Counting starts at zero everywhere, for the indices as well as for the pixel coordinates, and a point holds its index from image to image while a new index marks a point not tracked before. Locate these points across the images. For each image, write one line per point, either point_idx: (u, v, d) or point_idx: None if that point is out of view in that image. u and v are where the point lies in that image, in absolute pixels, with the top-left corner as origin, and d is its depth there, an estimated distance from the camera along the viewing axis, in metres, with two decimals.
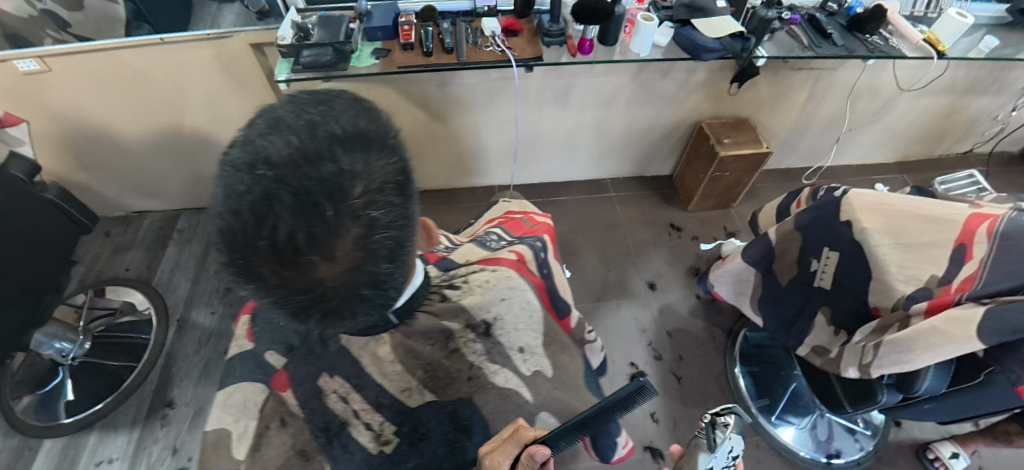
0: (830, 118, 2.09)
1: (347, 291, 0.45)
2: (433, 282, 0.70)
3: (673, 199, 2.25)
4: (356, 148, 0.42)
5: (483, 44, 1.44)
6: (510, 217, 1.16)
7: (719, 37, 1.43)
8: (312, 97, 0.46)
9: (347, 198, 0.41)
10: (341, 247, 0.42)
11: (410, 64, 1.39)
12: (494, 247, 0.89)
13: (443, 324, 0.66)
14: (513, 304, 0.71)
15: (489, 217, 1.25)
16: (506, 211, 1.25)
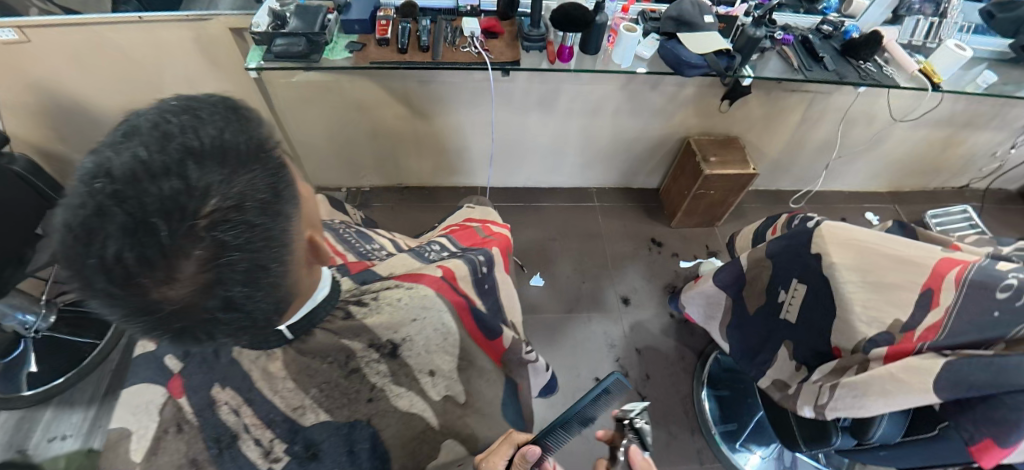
0: (822, 142, 2.05)
1: (193, 310, 0.48)
2: (342, 296, 0.70)
3: (657, 213, 2.21)
4: (210, 166, 0.44)
5: (461, 44, 1.41)
6: (466, 225, 1.12)
7: (703, 54, 1.39)
8: (179, 103, 0.47)
9: (189, 219, 0.43)
10: (183, 271, 0.44)
11: (383, 60, 1.36)
12: (431, 258, 0.87)
13: (342, 342, 0.65)
14: (424, 326, 0.70)
15: (448, 223, 1.22)
16: (467, 218, 1.21)
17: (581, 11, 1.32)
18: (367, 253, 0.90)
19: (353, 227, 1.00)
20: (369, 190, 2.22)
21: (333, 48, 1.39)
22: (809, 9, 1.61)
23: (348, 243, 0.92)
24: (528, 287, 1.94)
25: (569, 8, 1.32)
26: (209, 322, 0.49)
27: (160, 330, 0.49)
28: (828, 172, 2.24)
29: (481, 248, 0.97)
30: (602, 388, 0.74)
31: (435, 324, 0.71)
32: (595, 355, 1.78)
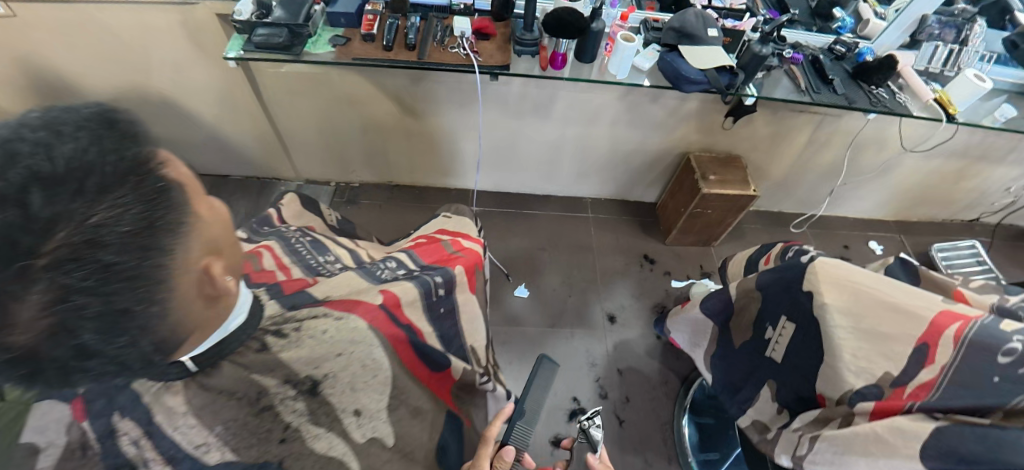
0: (829, 166, 1.96)
1: (41, 354, 0.48)
2: (261, 325, 0.67)
3: (652, 228, 2.14)
4: (56, 199, 0.44)
5: (449, 44, 1.34)
6: (435, 238, 1.06)
7: (704, 68, 1.30)
8: (42, 119, 0.48)
9: (25, 258, 0.43)
10: (17, 316, 0.45)
11: (367, 57, 1.29)
12: (382, 278, 0.82)
13: (253, 378, 0.62)
14: (350, 362, 0.69)
15: (419, 233, 1.16)
16: (440, 229, 1.15)
17: (576, 17, 1.24)
18: (316, 267, 0.84)
19: (309, 236, 0.94)
20: (358, 186, 2.16)
21: (316, 41, 1.33)
22: (823, 27, 1.55)
23: (298, 255, 0.86)
24: (512, 298, 1.88)
25: (564, 12, 1.24)
26: (62, 368, 0.50)
27: (5, 376, 0.49)
28: (834, 196, 2.16)
29: (442, 267, 0.91)
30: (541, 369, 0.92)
31: (363, 360, 0.69)
32: (576, 373, 1.72)
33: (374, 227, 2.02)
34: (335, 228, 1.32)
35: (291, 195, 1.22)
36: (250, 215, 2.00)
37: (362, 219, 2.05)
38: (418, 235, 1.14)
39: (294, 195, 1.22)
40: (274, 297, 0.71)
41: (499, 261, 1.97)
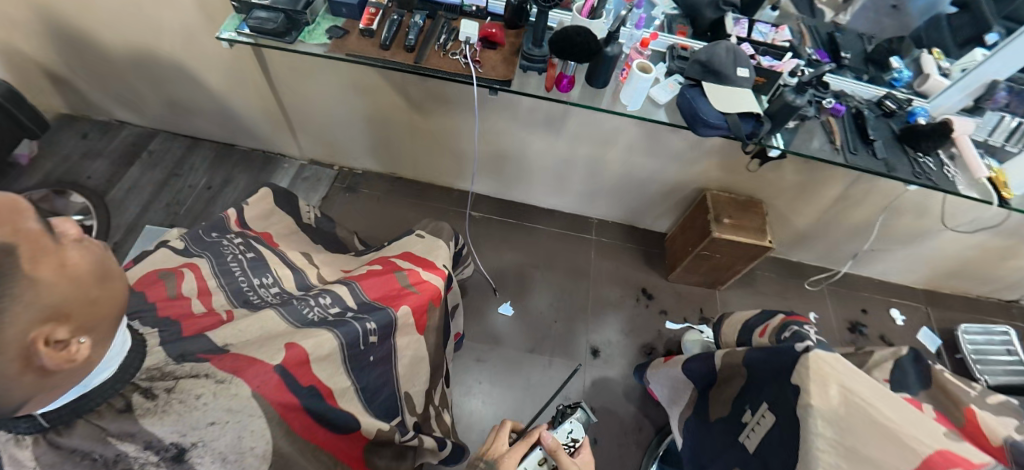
0: (858, 223, 1.80)
1: None
2: (142, 375, 0.63)
3: (656, 261, 2.01)
4: None
5: (450, 49, 1.25)
6: (393, 264, 0.98)
7: (726, 113, 1.17)
8: None
9: None
10: None
11: (362, 54, 1.21)
12: (308, 321, 0.77)
13: (112, 440, 0.57)
14: (226, 430, 0.62)
15: (383, 254, 1.08)
16: (406, 253, 1.06)
17: (587, 40, 1.13)
18: (246, 296, 0.80)
19: (253, 253, 0.89)
20: (360, 173, 2.10)
21: (311, 30, 1.24)
22: (876, 77, 1.38)
23: (230, 277, 0.81)
24: (496, 315, 1.81)
25: (575, 33, 1.13)
26: None
27: None
28: (861, 255, 1.98)
29: (383, 307, 0.84)
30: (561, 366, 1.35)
31: (240, 430, 0.63)
32: (546, 402, 1.63)
33: (368, 220, 1.95)
34: (308, 229, 1.26)
35: (263, 190, 1.17)
36: (249, 189, 1.98)
37: (358, 209, 1.99)
38: (380, 256, 1.06)
39: (266, 191, 1.17)
40: (161, 344, 0.67)
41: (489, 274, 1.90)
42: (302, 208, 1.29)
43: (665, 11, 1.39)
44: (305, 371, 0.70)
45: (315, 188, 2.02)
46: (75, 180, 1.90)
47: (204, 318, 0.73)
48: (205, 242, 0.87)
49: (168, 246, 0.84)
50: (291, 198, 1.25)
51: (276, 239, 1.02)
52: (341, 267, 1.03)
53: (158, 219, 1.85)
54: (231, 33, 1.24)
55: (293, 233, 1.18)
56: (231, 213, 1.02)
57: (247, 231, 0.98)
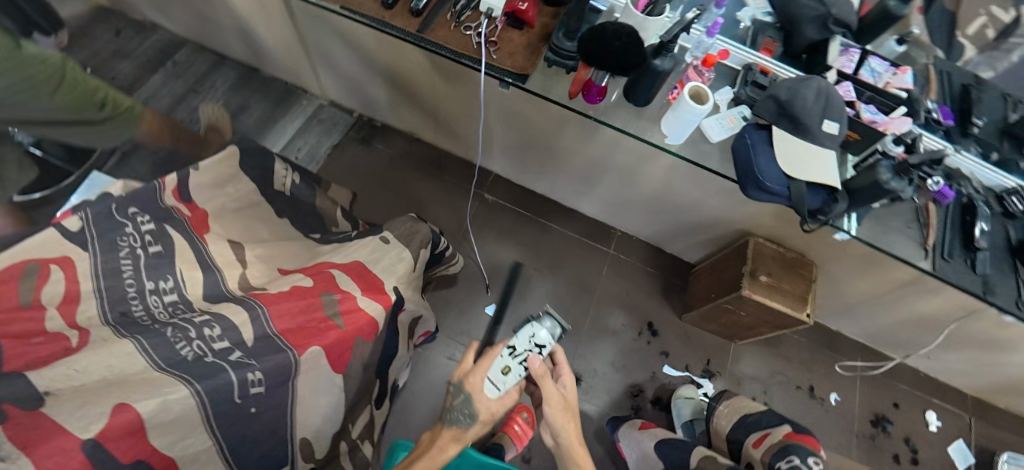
0: (924, 314, 1.49)
1: None
2: None
3: (673, 294, 1.78)
4: None
5: (465, 20, 1.03)
6: (330, 281, 0.86)
7: (791, 179, 0.89)
8: None
9: None
10: None
11: (358, 10, 1.02)
12: (176, 360, 0.69)
13: None
14: None
15: (332, 260, 0.95)
16: (354, 264, 0.94)
17: (628, 48, 0.85)
18: (121, 306, 0.72)
19: (158, 247, 0.79)
20: (379, 126, 1.93)
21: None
22: (1008, 159, 1.04)
23: (114, 278, 0.73)
24: (481, 315, 1.67)
25: (616, 33, 0.85)
26: None
27: None
28: (917, 345, 1.66)
29: (285, 348, 0.76)
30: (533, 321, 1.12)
31: None
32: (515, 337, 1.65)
33: (376, 183, 1.82)
34: (277, 199, 1.11)
35: (229, 149, 1.01)
36: (264, 121, 1.86)
37: (368, 167, 1.84)
38: (325, 263, 0.93)
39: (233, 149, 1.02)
40: None
41: (484, 267, 1.75)
42: (278, 173, 1.12)
43: (755, 17, 1.11)
44: (135, 441, 0.59)
45: (329, 134, 1.88)
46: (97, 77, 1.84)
47: (39, 345, 0.62)
48: (105, 220, 0.76)
49: (56, 225, 0.71)
50: (266, 159, 1.10)
51: (206, 226, 0.89)
52: (278, 267, 0.91)
53: None
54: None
55: (251, 205, 1.04)
56: (166, 180, 0.87)
57: (170, 213, 0.85)
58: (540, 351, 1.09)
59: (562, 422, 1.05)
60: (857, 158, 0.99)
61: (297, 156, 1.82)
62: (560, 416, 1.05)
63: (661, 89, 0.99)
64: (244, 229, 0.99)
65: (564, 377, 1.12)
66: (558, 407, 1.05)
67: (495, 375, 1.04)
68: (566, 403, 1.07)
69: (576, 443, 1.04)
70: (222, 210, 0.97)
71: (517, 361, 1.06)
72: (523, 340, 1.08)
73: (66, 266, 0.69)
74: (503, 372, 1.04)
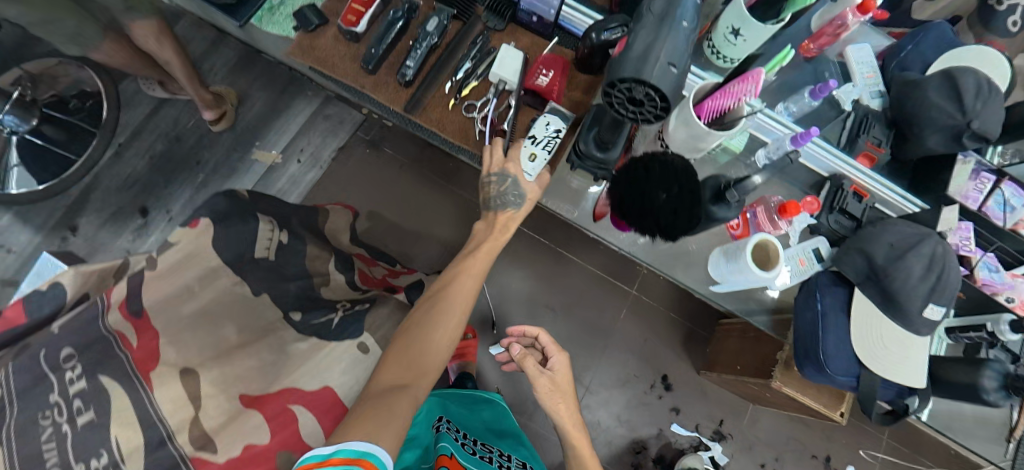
0: None
1: None
2: None
3: (695, 346, 1.63)
4: None
5: (468, 94, 0.80)
6: (292, 430, 0.81)
7: (862, 370, 0.71)
8: None
9: None
10: None
11: (334, 73, 0.81)
12: None
13: None
14: None
15: (298, 384, 0.87)
16: (325, 391, 0.89)
17: (677, 208, 0.59)
18: None
19: (90, 414, 0.69)
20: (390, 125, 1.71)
21: (270, 9, 0.84)
22: None
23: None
24: (485, 353, 1.58)
25: (661, 178, 0.60)
26: None
27: None
28: None
29: None
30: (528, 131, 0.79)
31: None
32: None
33: (382, 192, 1.66)
34: None
35: (200, 230, 0.79)
36: (266, 114, 1.67)
37: (374, 174, 1.67)
38: (292, 389, 0.86)
39: (205, 226, 0.80)
40: None
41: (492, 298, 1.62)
42: (261, 237, 0.89)
43: (860, 101, 0.84)
44: None
45: (335, 133, 1.68)
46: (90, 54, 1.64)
47: None
48: (33, 379, 0.69)
49: None
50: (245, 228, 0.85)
51: (152, 360, 0.73)
52: (240, 393, 0.81)
53: (166, 128, 1.63)
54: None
55: (230, 297, 0.84)
56: (113, 291, 0.73)
57: (112, 347, 0.72)
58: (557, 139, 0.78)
59: (552, 403, 0.94)
60: (966, 324, 0.78)
61: (299, 159, 1.66)
62: (558, 398, 0.94)
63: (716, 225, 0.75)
64: (209, 330, 0.81)
65: (552, 358, 0.98)
66: (547, 388, 0.94)
67: (524, 164, 0.78)
68: (557, 387, 0.95)
69: (573, 422, 0.94)
70: (176, 302, 0.77)
71: (541, 150, 0.78)
72: (540, 130, 0.78)
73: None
74: (532, 158, 0.78)
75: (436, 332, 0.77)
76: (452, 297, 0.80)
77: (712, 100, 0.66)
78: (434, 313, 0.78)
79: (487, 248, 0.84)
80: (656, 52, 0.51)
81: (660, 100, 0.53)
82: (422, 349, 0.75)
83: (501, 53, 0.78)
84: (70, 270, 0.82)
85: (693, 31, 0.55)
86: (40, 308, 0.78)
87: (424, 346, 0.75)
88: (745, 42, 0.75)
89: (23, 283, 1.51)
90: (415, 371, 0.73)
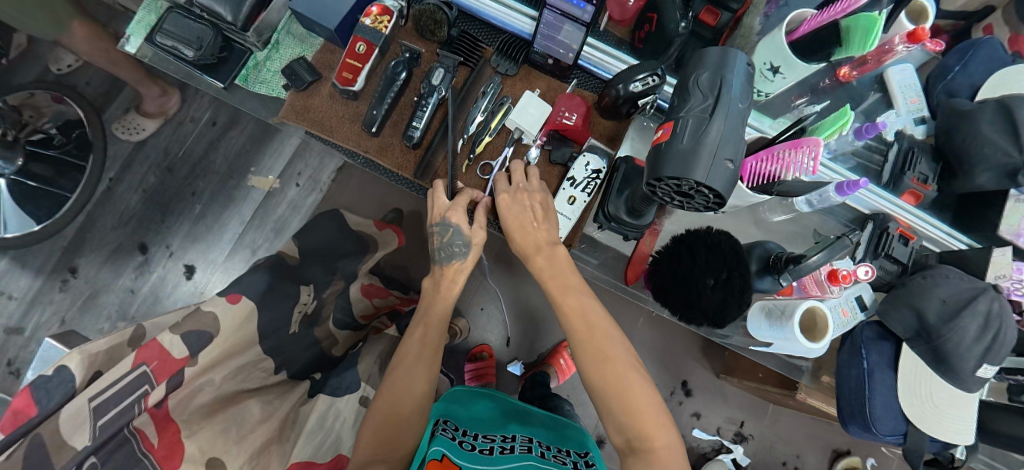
0: None
1: None
2: None
3: (714, 349, 1.60)
4: None
5: (481, 152, 0.76)
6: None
7: (913, 429, 0.70)
8: None
9: None
10: None
11: (333, 134, 0.76)
12: None
13: None
14: None
15: (311, 457, 0.77)
16: (338, 460, 0.80)
17: (725, 296, 0.62)
18: None
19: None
20: None
21: (256, 66, 0.80)
22: None
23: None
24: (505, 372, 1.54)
25: (708, 266, 0.64)
26: None
27: None
28: None
29: None
30: (568, 179, 0.72)
31: None
32: None
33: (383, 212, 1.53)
34: None
35: (240, 308, 0.79)
36: (259, 137, 1.54)
37: (373, 194, 1.54)
38: (301, 465, 0.75)
39: (247, 307, 0.80)
40: None
41: (510, 321, 1.45)
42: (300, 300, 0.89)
43: (905, 131, 0.80)
44: None
45: (332, 152, 1.57)
46: (65, 81, 1.47)
47: None
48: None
49: None
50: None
51: (176, 458, 0.68)
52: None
53: (157, 158, 1.50)
54: (141, 45, 0.79)
55: (244, 367, 0.79)
56: (151, 395, 0.69)
57: (134, 450, 0.68)
58: (592, 177, 0.72)
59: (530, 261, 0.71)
60: (1015, 366, 0.72)
61: (298, 183, 1.54)
62: (516, 243, 0.71)
63: (772, 299, 0.69)
64: (234, 407, 0.76)
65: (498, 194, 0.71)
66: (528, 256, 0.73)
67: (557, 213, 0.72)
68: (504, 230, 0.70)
69: (562, 281, 0.68)
70: (188, 396, 0.72)
71: (580, 192, 0.72)
72: (580, 173, 0.72)
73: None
74: (569, 202, 0.72)
75: (404, 399, 0.70)
76: (413, 371, 0.73)
77: (756, 162, 0.61)
78: (396, 376, 0.73)
79: (441, 306, 0.79)
80: (709, 147, 0.46)
81: (713, 195, 0.48)
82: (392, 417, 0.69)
83: (522, 100, 0.72)
84: (78, 351, 0.69)
85: (746, 110, 0.49)
86: (50, 395, 0.67)
87: (397, 395, 0.70)
88: (784, 80, 0.68)
89: (28, 330, 1.41)
90: (396, 439, 0.67)
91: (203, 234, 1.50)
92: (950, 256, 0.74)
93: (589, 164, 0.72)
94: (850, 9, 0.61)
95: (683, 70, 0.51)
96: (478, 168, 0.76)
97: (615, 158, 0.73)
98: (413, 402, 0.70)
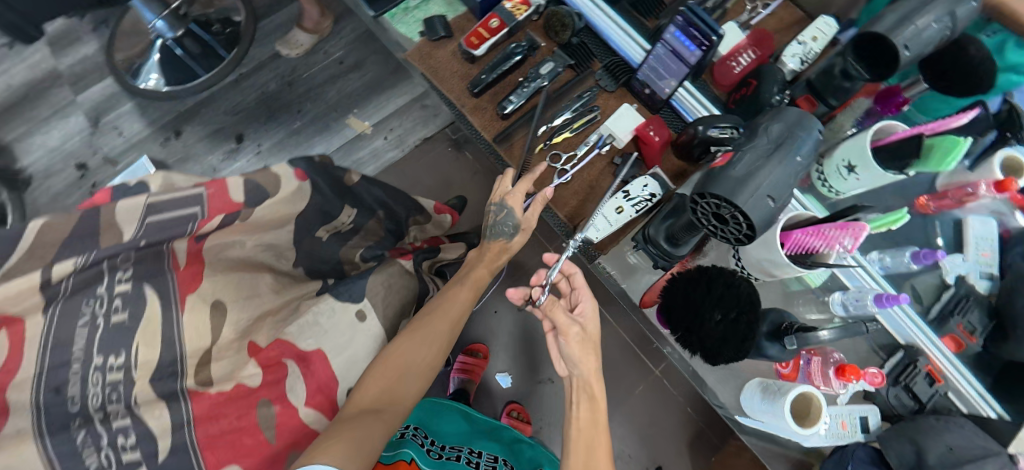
0: None
1: None
2: None
3: (703, 451, 1.51)
4: None
5: (557, 144, 0.83)
6: (282, 383, 0.80)
7: None
8: None
9: None
10: None
11: (442, 82, 0.86)
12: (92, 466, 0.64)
13: None
14: None
15: (293, 337, 0.85)
16: (316, 353, 0.84)
17: (726, 335, 0.63)
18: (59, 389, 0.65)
19: (123, 315, 0.72)
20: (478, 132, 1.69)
21: (405, 9, 0.94)
22: None
23: (62, 354, 0.67)
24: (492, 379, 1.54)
25: (719, 301, 0.64)
26: None
27: None
28: None
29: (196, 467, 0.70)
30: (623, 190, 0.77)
31: None
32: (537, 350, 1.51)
33: (446, 190, 1.63)
34: None
35: (297, 184, 0.84)
36: (372, 87, 1.71)
37: (444, 170, 1.65)
38: (282, 342, 0.83)
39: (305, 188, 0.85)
40: None
41: (514, 332, 1.47)
42: (339, 218, 0.94)
43: (965, 278, 0.77)
44: None
45: (425, 123, 1.69)
46: None
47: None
48: (92, 276, 0.71)
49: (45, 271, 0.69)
50: (329, 203, 0.91)
51: (195, 284, 0.77)
52: (247, 338, 0.82)
53: (284, 72, 1.70)
54: None
55: (278, 243, 0.87)
56: (205, 223, 0.75)
57: (162, 264, 0.76)
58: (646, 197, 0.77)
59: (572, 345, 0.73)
60: None
61: (386, 137, 1.68)
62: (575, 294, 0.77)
63: (775, 383, 0.68)
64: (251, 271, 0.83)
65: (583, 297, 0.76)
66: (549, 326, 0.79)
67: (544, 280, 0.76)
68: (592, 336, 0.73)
69: (594, 371, 0.72)
70: (222, 247, 0.80)
71: (630, 206, 0.76)
72: (635, 189, 0.77)
73: (16, 331, 0.66)
74: (616, 211, 0.76)
75: (409, 366, 0.76)
76: (425, 340, 0.78)
77: (802, 234, 0.63)
78: (413, 337, 0.78)
79: (477, 277, 0.86)
80: (757, 180, 0.50)
81: (746, 225, 0.51)
82: (403, 370, 0.75)
83: (619, 110, 0.80)
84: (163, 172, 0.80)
85: (804, 165, 0.53)
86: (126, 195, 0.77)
87: (405, 360, 0.76)
88: (857, 181, 0.71)
89: (120, 164, 1.61)
90: (394, 397, 0.73)
91: (290, 147, 1.66)
92: (975, 417, 0.70)
93: (646, 183, 0.77)
94: (938, 129, 0.64)
95: (759, 119, 0.56)
96: (553, 158, 0.83)
97: (672, 191, 0.78)
98: (413, 393, 0.75)
